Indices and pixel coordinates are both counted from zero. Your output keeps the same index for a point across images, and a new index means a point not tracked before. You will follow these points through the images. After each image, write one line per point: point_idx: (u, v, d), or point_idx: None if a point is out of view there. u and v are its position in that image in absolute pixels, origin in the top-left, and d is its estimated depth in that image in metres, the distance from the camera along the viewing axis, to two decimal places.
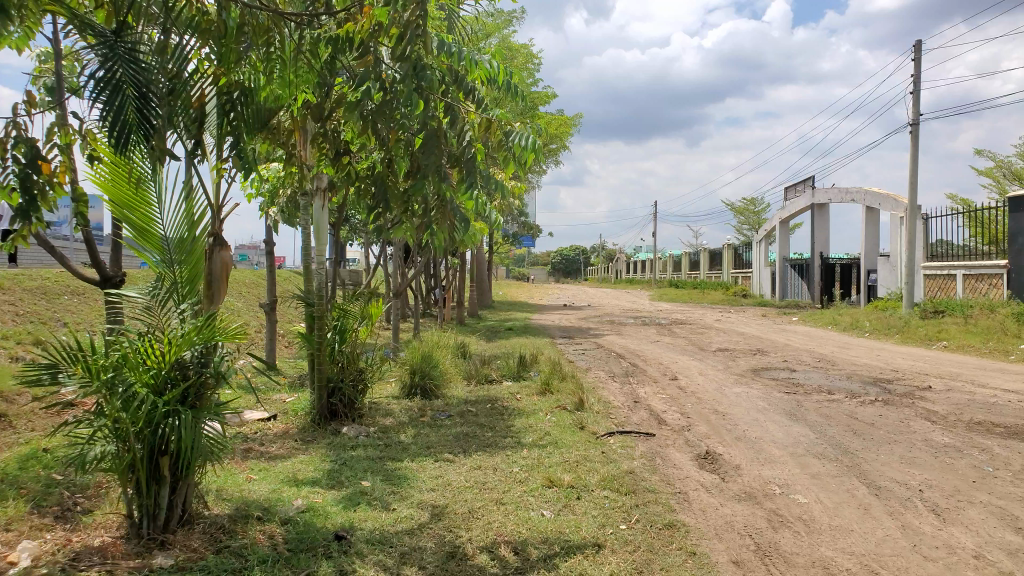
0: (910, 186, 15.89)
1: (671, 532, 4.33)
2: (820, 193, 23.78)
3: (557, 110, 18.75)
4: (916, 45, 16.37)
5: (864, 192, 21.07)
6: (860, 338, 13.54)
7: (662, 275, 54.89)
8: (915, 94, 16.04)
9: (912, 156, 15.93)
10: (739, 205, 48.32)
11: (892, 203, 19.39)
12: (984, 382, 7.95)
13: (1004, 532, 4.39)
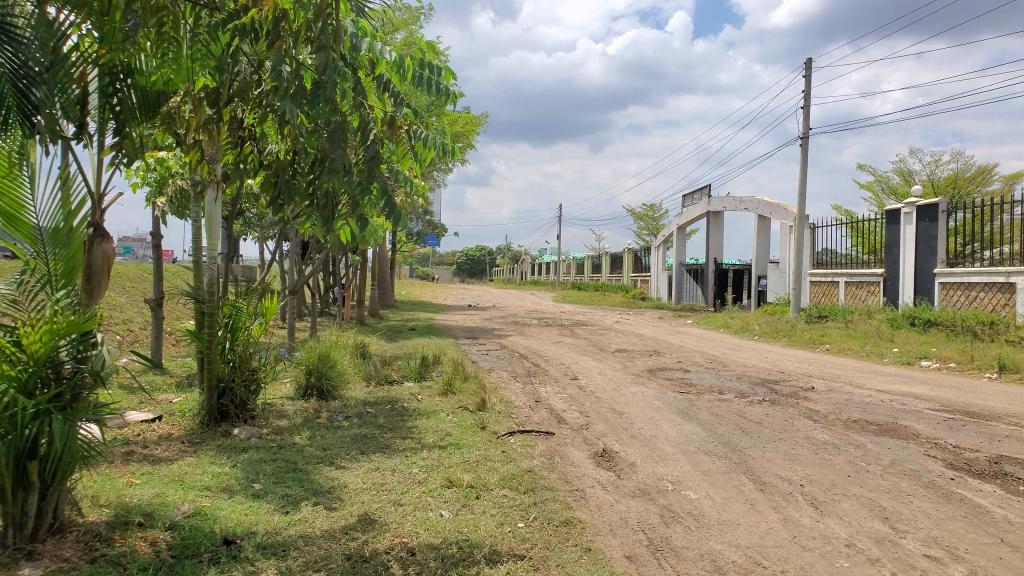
0: (798, 196, 16.76)
1: (568, 529, 4.40)
2: (716, 201, 24.77)
3: (464, 109, 18.79)
4: (806, 63, 17.29)
5: (756, 201, 22.10)
6: (750, 341, 14.18)
7: (565, 278, 55.81)
8: (805, 109, 16.94)
9: (801, 168, 16.80)
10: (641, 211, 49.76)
11: (782, 211, 20.42)
12: (861, 383, 8.48)
13: (874, 522, 4.70)
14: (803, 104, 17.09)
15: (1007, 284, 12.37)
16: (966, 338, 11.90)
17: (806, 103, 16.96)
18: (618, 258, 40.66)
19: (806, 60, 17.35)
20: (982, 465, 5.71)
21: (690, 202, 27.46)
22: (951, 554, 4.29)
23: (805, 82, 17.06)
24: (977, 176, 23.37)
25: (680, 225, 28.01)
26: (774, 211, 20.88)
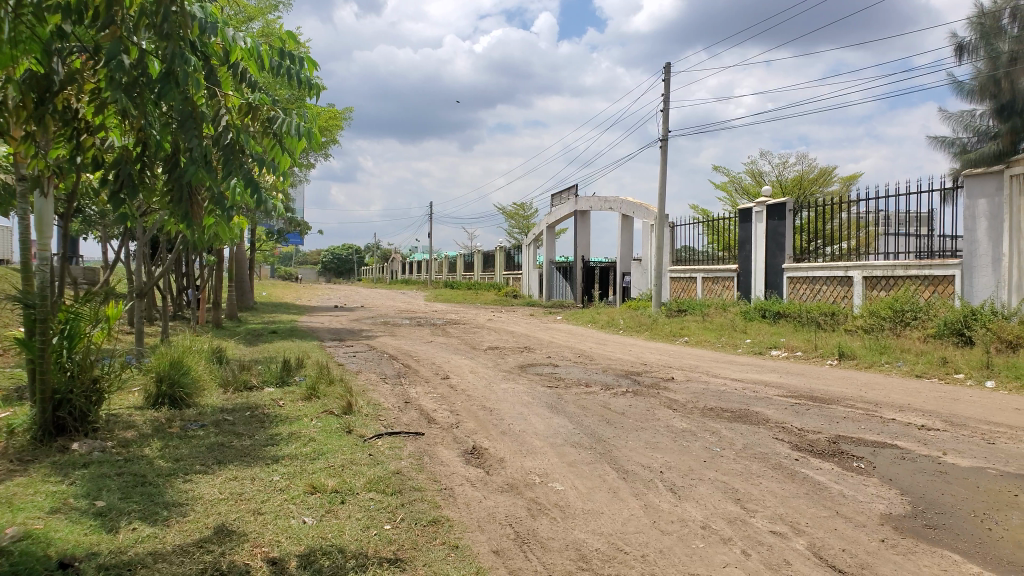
0: (660, 196, 17.52)
1: (435, 528, 4.38)
2: (582, 200, 25.50)
3: (327, 104, 18.35)
4: (665, 67, 18.08)
5: (619, 200, 22.90)
6: (615, 335, 14.68)
7: (438, 276, 55.77)
8: (664, 112, 17.73)
9: (662, 169, 17.56)
10: (513, 209, 50.51)
11: (644, 211, 21.29)
12: (716, 372, 8.99)
13: (726, 503, 4.98)
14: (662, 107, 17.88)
15: (846, 278, 13.48)
16: (810, 328, 12.87)
17: (666, 105, 17.75)
18: (491, 256, 41.00)
19: (665, 65, 18.15)
20: (822, 445, 6.18)
21: (559, 200, 28.08)
22: (794, 528, 4.61)
23: (665, 86, 17.86)
24: (819, 178, 25.31)
25: (550, 224, 28.60)
26: (638, 210, 21.74)
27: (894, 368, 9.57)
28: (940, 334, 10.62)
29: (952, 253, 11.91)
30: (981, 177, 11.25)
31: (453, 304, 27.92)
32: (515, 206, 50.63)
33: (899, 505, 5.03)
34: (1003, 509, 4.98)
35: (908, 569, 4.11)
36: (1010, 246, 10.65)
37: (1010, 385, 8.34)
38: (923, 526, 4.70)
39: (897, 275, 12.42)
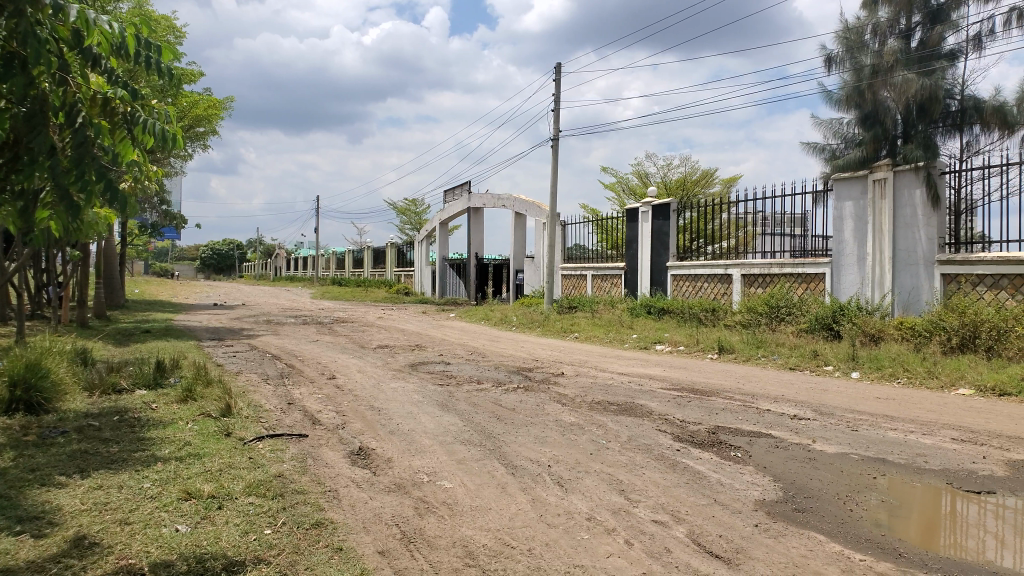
0: (551, 194, 17.80)
1: (318, 531, 4.27)
2: (475, 197, 25.59)
3: (202, 92, 17.68)
4: (555, 67, 18.38)
5: (512, 198, 23.10)
6: (508, 332, 14.79)
7: (327, 273, 54.55)
8: (554, 112, 18.02)
9: (553, 168, 17.85)
10: (403, 205, 50.15)
11: (537, 210, 21.58)
12: (603, 367, 9.23)
13: (611, 494, 5.10)
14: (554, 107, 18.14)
15: (726, 275, 14.13)
16: (693, 324, 13.41)
17: (556, 105, 18.05)
18: (381, 252, 40.52)
19: (555, 66, 18.44)
20: (702, 435, 6.44)
21: (451, 197, 28.00)
22: (674, 517, 4.78)
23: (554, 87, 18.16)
24: (701, 179, 26.48)
25: (443, 221, 28.49)
26: (530, 209, 22.00)
27: (769, 361, 10.11)
28: (811, 328, 11.31)
29: (822, 253, 12.70)
30: (848, 182, 12.05)
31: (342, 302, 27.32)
32: (407, 201, 50.14)
33: (772, 491, 5.30)
34: (863, 491, 5.35)
35: (778, 551, 4.35)
36: (873, 246, 11.45)
37: (872, 376, 9.00)
38: (793, 510, 4.98)
39: (773, 273, 13.13)
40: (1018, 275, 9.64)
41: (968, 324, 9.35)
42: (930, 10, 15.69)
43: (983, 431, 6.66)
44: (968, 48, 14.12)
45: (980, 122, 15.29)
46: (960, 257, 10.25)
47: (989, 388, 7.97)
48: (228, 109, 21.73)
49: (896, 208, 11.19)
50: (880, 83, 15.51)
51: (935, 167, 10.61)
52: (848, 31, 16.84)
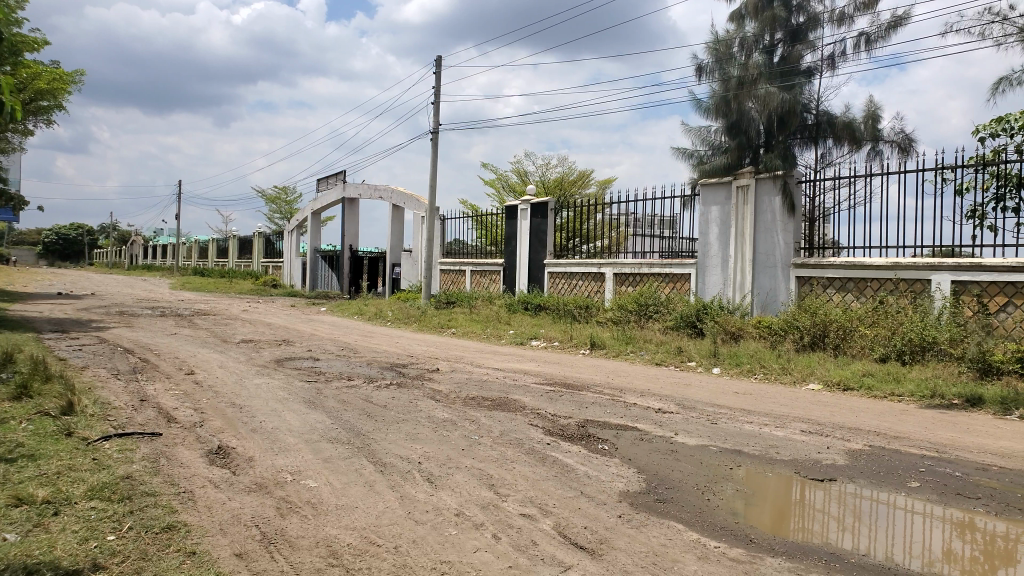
0: (430, 187, 17.70)
1: (170, 534, 4.02)
2: (351, 187, 25.07)
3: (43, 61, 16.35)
4: (436, 60, 18.28)
5: (390, 190, 22.79)
6: (382, 327, 14.57)
7: (189, 262, 51.83)
8: (434, 105, 17.92)
9: (432, 161, 17.75)
10: (274, 193, 48.43)
11: (415, 203, 21.40)
12: (479, 362, 9.25)
13: (481, 489, 5.11)
14: (433, 100, 18.02)
15: (599, 274, 14.55)
16: (567, 320, 13.71)
17: (436, 98, 17.96)
18: (249, 242, 38.98)
19: (435, 59, 18.32)
20: (572, 429, 6.57)
21: (326, 186, 27.25)
22: (542, 510, 4.85)
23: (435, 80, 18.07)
24: (579, 180, 27.16)
25: (316, 211, 27.72)
26: (407, 200, 21.85)
27: (637, 356, 10.49)
28: (677, 325, 11.82)
29: (689, 254, 13.31)
30: (714, 187, 12.68)
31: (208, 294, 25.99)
32: (280, 189, 48.39)
33: (636, 482, 5.49)
34: (720, 481, 5.63)
35: (639, 540, 4.49)
36: (736, 249, 12.11)
37: (731, 371, 9.51)
38: (655, 501, 5.17)
39: (643, 273, 13.64)
40: (862, 279, 10.49)
41: (819, 324, 10.07)
42: (791, 28, 16.54)
43: (827, 422, 7.19)
44: (823, 66, 15.17)
45: (833, 136, 16.51)
46: (812, 261, 11.03)
47: (834, 383, 8.63)
48: (77, 82, 20.16)
49: (756, 214, 11.87)
50: (745, 94, 16.05)
51: (792, 176, 11.36)
52: (718, 43, 17.21)
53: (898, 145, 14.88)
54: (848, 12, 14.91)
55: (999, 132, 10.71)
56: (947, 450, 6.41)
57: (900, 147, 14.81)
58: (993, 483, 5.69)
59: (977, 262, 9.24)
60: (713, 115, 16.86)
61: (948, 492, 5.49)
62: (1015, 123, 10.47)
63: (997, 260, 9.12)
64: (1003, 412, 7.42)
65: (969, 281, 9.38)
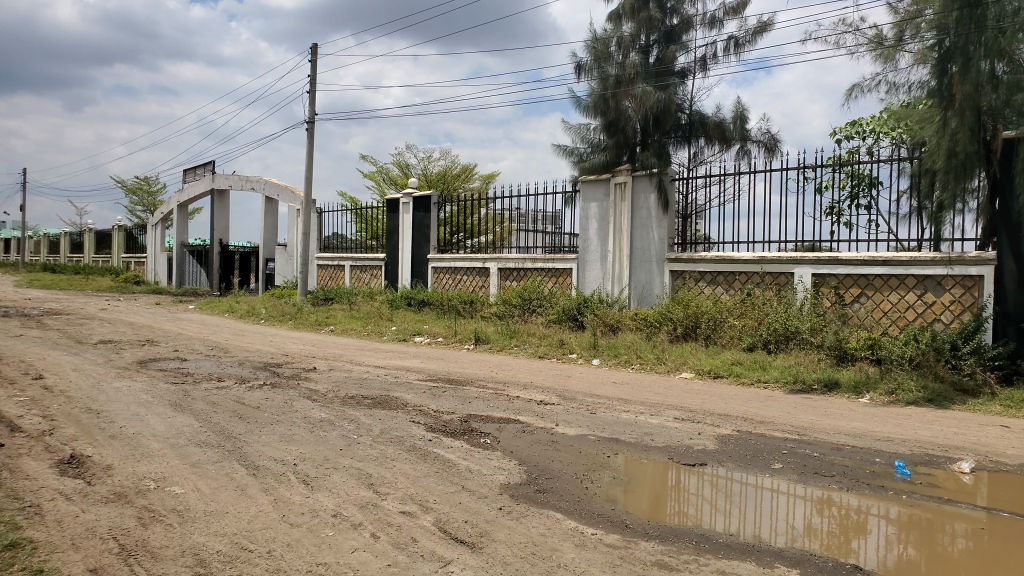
0: (307, 180, 17.19)
1: (14, 553, 3.70)
2: (221, 178, 24.00)
3: None
4: (312, 49, 17.75)
5: (264, 182, 21.97)
6: (256, 325, 14.04)
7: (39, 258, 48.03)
8: (310, 94, 17.42)
9: (308, 152, 17.26)
10: (135, 184, 45.64)
11: (291, 195, 20.74)
12: (359, 360, 9.07)
13: (359, 489, 5.00)
14: (309, 90, 17.49)
15: (483, 269, 14.61)
16: (451, 316, 13.73)
17: (312, 88, 17.46)
18: (108, 236, 36.57)
19: (311, 48, 17.78)
20: (454, 425, 6.55)
21: (194, 177, 25.91)
22: (422, 507, 4.81)
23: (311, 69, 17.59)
24: (461, 174, 27.19)
25: (183, 203, 26.35)
26: (283, 193, 21.14)
27: (520, 350, 10.61)
28: (559, 319, 12.06)
29: (571, 250, 13.58)
30: (594, 183, 12.99)
31: (62, 292, 24.15)
32: (142, 179, 45.57)
33: (516, 474, 5.54)
34: (599, 469, 5.78)
35: (519, 531, 4.53)
36: (615, 245, 12.45)
37: (610, 362, 9.79)
38: (535, 491, 5.24)
39: (526, 268, 13.81)
40: (732, 272, 11.04)
41: (691, 316, 10.54)
42: (666, 30, 15.91)
43: (699, 409, 7.53)
44: (696, 68, 15.81)
45: (704, 135, 16.39)
46: (685, 256, 11.49)
47: (705, 372, 9.04)
48: None
49: (634, 210, 12.23)
50: (621, 94, 15.27)
51: (666, 174, 11.79)
52: (595, 40, 16.01)
53: (764, 144, 15.73)
54: (718, 19, 15.56)
55: (853, 135, 11.56)
56: (807, 432, 6.85)
57: (765, 147, 15.69)
58: (846, 461, 6.13)
59: (834, 256, 9.92)
60: (591, 113, 16.16)
61: (807, 472, 5.86)
62: (867, 127, 11.32)
63: (851, 255, 9.83)
64: (856, 395, 8.04)
65: (828, 274, 10.05)
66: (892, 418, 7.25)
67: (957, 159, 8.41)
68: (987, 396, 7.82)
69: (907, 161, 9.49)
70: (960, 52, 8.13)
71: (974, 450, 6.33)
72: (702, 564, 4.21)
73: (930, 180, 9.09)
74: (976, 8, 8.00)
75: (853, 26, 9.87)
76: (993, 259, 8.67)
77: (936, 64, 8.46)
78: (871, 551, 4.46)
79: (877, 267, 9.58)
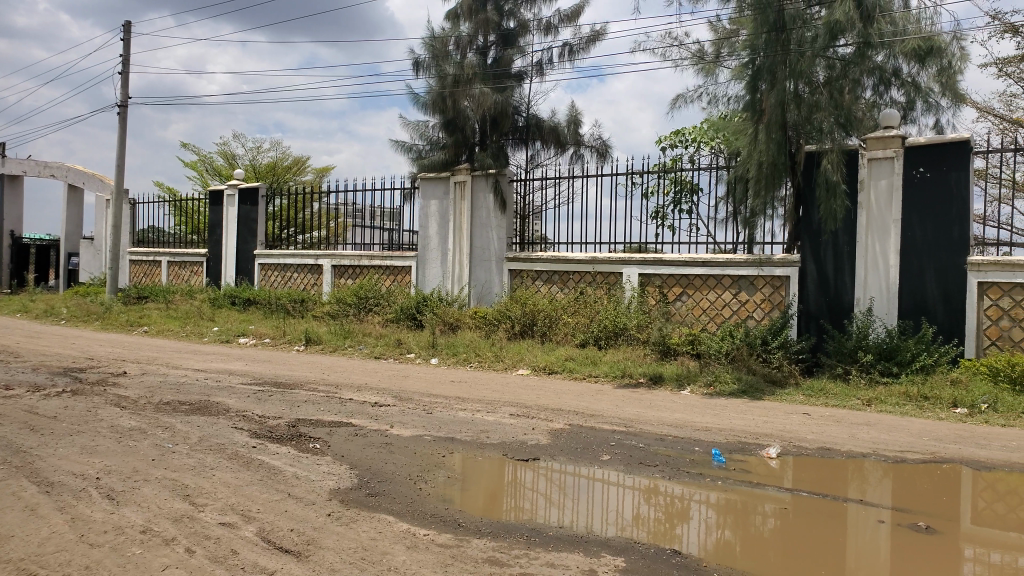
0: (117, 168, 15.89)
1: None
2: (14, 163, 21.64)
3: None
4: (125, 27, 16.41)
5: (67, 168, 20.06)
6: (56, 327, 12.79)
7: None
8: (122, 76, 16.11)
9: (120, 137, 15.96)
10: None
11: (99, 183, 19.08)
12: (176, 363, 8.48)
13: (173, 501, 4.65)
14: (122, 70, 16.16)
15: (316, 266, 14.19)
16: (280, 315, 13.21)
17: (125, 68, 16.16)
18: None
19: (125, 25, 16.44)
20: (282, 430, 6.26)
21: None
22: (244, 517, 4.54)
23: (124, 49, 16.27)
24: (293, 167, 26.24)
25: None
26: (90, 181, 19.43)
27: (355, 351, 10.37)
28: (397, 318, 11.96)
29: (409, 247, 13.46)
30: (432, 181, 12.94)
31: None
32: None
33: (347, 479, 5.38)
34: (433, 469, 5.74)
35: (348, 537, 4.40)
36: (454, 243, 12.47)
37: (448, 361, 9.81)
38: (367, 495, 5.11)
39: (362, 265, 13.54)
40: (566, 271, 11.39)
41: (528, 314, 10.79)
42: (503, 32, 15.93)
43: (533, 405, 7.69)
44: (533, 71, 16.16)
45: (540, 139, 16.55)
46: (523, 255, 11.76)
47: (541, 368, 9.27)
48: None
49: (472, 209, 12.32)
50: (460, 93, 15.21)
51: (504, 175, 12.00)
52: (433, 39, 15.81)
53: (596, 149, 16.36)
54: (553, 25, 15.96)
55: (677, 144, 12.29)
56: (633, 424, 7.19)
57: (598, 151, 16.32)
58: (668, 450, 6.49)
59: (658, 257, 10.50)
60: (430, 111, 15.95)
61: (633, 462, 6.14)
62: (689, 136, 12.10)
63: (673, 255, 10.45)
64: (679, 387, 8.56)
65: (653, 274, 10.62)
66: (709, 408, 7.78)
67: (766, 169, 9.15)
68: (792, 386, 8.57)
69: (723, 170, 10.22)
70: (767, 71, 8.95)
71: (779, 437, 6.91)
72: (532, 558, 4.28)
73: (742, 187, 9.85)
74: (781, 33, 8.90)
75: (678, 41, 10.46)
76: (796, 262, 9.54)
77: (748, 81, 9.18)
78: (692, 536, 4.74)
79: (697, 269, 10.25)
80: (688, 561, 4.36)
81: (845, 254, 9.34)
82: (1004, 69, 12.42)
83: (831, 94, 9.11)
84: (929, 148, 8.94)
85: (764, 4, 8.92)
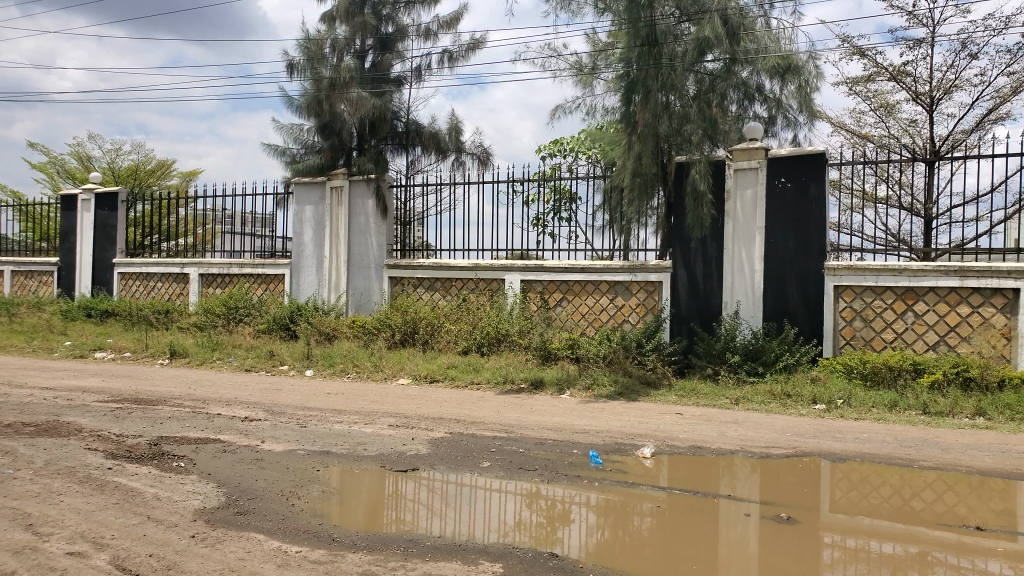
0: None
1: None
2: None
3: None
4: None
5: None
6: None
7: None
8: None
9: None
10: None
11: None
12: (20, 381, 7.85)
13: (14, 532, 4.29)
14: None
15: (182, 274, 13.51)
16: (142, 327, 12.49)
17: None
18: None
19: None
20: (141, 450, 5.90)
21: None
22: (96, 544, 4.24)
23: None
24: (157, 170, 24.88)
25: None
26: None
27: (224, 363, 9.94)
28: (269, 328, 11.56)
29: (284, 255, 13.04)
30: (308, 186, 12.59)
31: None
32: None
33: (213, 497, 5.13)
34: (307, 484, 5.56)
35: (213, 559, 4.19)
36: (331, 250, 12.18)
37: (325, 372, 9.56)
38: (235, 514, 4.89)
39: (233, 273, 13.04)
40: (449, 278, 11.36)
41: (409, 322, 10.70)
42: (381, 36, 15.70)
43: (412, 414, 7.61)
44: (412, 77, 16.05)
45: (420, 145, 16.41)
46: (404, 262, 11.62)
47: (422, 377, 9.18)
48: None
49: (350, 215, 12.09)
50: (337, 96, 14.90)
51: (385, 181, 11.85)
52: (308, 40, 15.43)
53: (477, 157, 16.40)
54: (432, 30, 15.89)
55: (557, 153, 12.53)
56: (513, 430, 7.24)
57: (479, 159, 16.38)
58: (546, 454, 6.58)
59: (539, 264, 10.65)
60: (306, 114, 15.53)
61: (512, 467, 6.19)
62: (567, 146, 12.36)
63: (553, 262, 10.63)
64: (558, 392, 8.69)
65: (534, 280, 10.76)
66: (587, 412, 7.95)
67: (640, 178, 9.48)
68: (665, 387, 8.89)
69: (600, 179, 10.50)
70: (640, 84, 9.23)
71: (653, 437, 7.14)
72: (409, 570, 4.21)
73: (618, 196, 10.16)
74: (654, 47, 9.17)
75: (557, 53, 10.68)
76: (669, 268, 9.92)
77: (623, 94, 9.48)
78: (573, 539, 4.81)
79: (576, 275, 10.47)
80: (564, 563, 4.42)
81: (713, 260, 9.79)
82: (853, 88, 13.39)
83: (699, 107, 9.55)
84: (788, 159, 9.50)
85: (635, 20, 9.21)
